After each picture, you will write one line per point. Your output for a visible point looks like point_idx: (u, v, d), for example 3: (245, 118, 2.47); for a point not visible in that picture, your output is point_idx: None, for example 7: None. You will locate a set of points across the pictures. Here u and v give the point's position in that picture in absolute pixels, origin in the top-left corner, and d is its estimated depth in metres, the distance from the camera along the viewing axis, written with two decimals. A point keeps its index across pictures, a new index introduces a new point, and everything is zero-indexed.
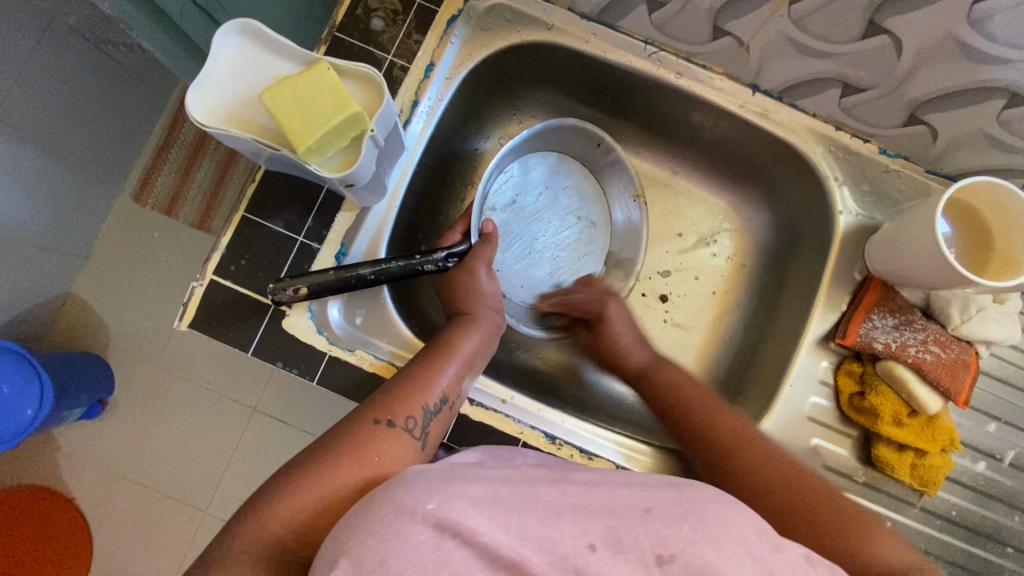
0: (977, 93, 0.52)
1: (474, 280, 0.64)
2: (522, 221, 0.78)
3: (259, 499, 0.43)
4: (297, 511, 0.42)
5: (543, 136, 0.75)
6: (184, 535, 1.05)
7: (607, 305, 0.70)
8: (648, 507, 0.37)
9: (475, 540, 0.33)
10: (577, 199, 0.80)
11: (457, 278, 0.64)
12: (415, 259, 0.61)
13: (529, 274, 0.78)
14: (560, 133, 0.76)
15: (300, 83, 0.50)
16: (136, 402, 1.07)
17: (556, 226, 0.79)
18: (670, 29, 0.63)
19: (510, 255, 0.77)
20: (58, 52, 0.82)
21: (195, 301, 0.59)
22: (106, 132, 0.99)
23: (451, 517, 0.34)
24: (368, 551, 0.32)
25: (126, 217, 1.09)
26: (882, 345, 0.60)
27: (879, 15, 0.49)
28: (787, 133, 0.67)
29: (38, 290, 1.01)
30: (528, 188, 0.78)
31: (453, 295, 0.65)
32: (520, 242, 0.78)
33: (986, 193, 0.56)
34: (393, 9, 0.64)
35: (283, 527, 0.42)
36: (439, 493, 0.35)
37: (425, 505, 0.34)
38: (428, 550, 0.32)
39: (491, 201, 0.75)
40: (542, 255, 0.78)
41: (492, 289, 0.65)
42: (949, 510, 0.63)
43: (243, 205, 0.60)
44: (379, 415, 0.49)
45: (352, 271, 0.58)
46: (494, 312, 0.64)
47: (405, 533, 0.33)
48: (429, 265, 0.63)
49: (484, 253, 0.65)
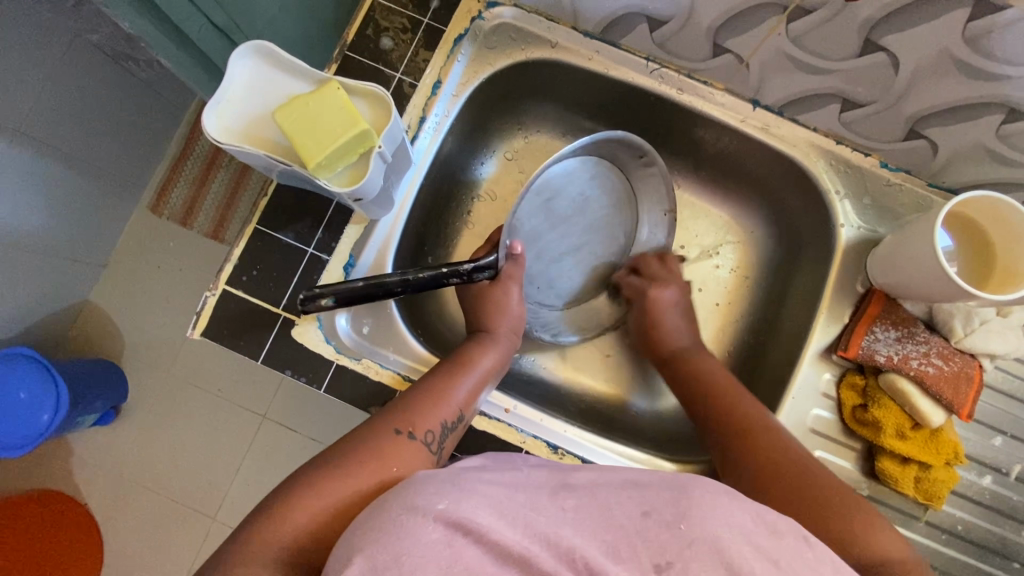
0: (976, 108, 0.53)
1: (507, 298, 0.65)
2: (553, 224, 0.74)
3: (274, 501, 0.44)
4: (313, 515, 0.43)
5: (590, 146, 0.70)
6: (193, 541, 1.06)
7: (663, 289, 0.72)
8: (646, 512, 0.37)
9: (486, 539, 0.34)
10: (607, 209, 0.76)
11: (491, 295, 0.65)
12: (442, 272, 0.60)
13: (548, 273, 0.76)
14: (607, 144, 0.71)
15: (311, 103, 0.52)
16: (148, 408, 1.09)
17: (583, 229, 0.76)
18: (671, 47, 0.64)
19: (535, 255, 0.74)
20: (81, 69, 0.86)
21: (207, 310, 0.61)
22: (125, 146, 1.03)
23: (462, 515, 0.35)
24: (382, 551, 0.33)
25: (143, 227, 1.12)
26: (884, 358, 0.61)
27: (876, 33, 0.50)
28: (790, 148, 0.68)
29: (56, 299, 1.04)
30: (563, 191, 0.73)
31: (482, 311, 0.66)
32: (545, 244, 0.74)
33: (986, 207, 0.56)
34: (401, 28, 0.67)
35: (300, 531, 0.42)
36: (450, 495, 0.36)
37: (435, 505, 0.35)
38: (439, 547, 0.33)
39: (525, 206, 0.70)
40: (565, 258, 0.76)
41: (518, 308, 0.66)
42: (954, 524, 0.63)
43: (256, 217, 0.62)
44: (400, 426, 0.50)
45: (378, 282, 0.57)
46: (514, 334, 0.66)
47: (425, 531, 0.34)
48: (453, 278, 0.61)
49: (514, 271, 0.66)
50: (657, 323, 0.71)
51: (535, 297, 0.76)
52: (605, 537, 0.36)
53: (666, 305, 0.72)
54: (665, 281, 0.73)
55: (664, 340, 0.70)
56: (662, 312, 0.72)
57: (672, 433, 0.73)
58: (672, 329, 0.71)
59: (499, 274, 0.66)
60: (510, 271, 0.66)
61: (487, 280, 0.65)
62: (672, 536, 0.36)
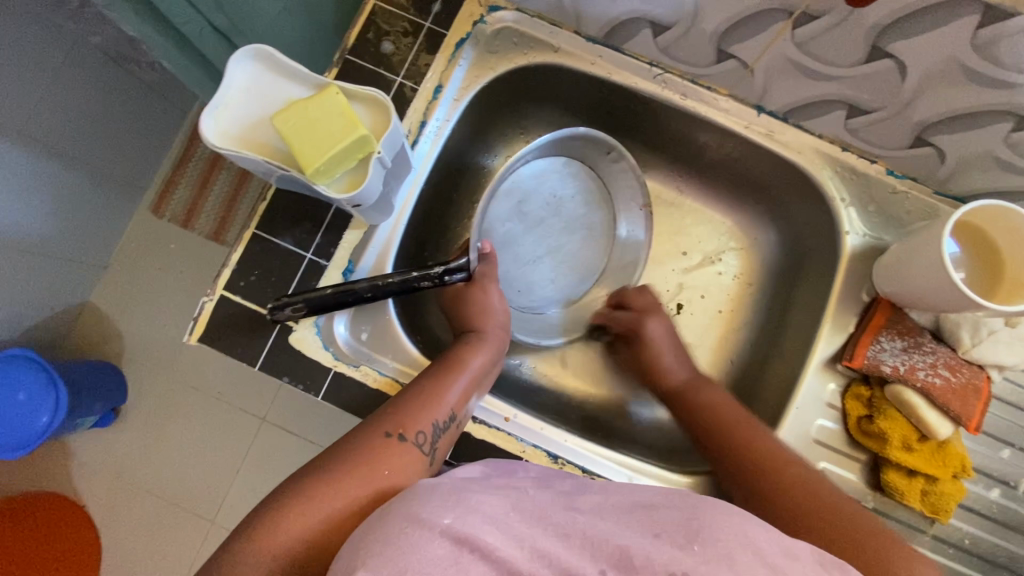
0: (984, 116, 0.52)
1: (487, 297, 0.65)
2: (527, 227, 0.78)
3: (265, 511, 0.43)
4: (305, 525, 0.42)
5: (550, 145, 0.75)
6: (190, 545, 1.05)
7: (654, 321, 0.71)
8: (659, 522, 0.37)
9: (492, 556, 0.33)
10: (581, 209, 0.79)
11: (473, 295, 0.65)
12: (411, 275, 0.60)
13: (529, 276, 0.78)
14: (571, 142, 0.76)
15: (309, 108, 0.51)
16: (148, 411, 1.09)
17: (560, 231, 0.79)
18: (675, 52, 0.64)
19: (513, 258, 0.77)
20: (81, 71, 0.86)
21: (205, 315, 0.60)
22: (126, 147, 1.02)
23: (469, 531, 0.34)
24: (386, 565, 0.32)
25: (143, 229, 1.11)
26: (890, 368, 0.60)
27: (883, 39, 0.49)
28: (794, 154, 0.67)
29: (56, 301, 1.04)
30: (533, 193, 0.78)
31: (467, 312, 0.65)
32: (521, 246, 0.77)
33: (993, 215, 0.55)
34: (403, 32, 0.66)
35: (293, 542, 0.42)
36: (455, 509, 0.36)
37: (442, 519, 0.34)
38: (445, 564, 0.32)
39: (496, 206, 0.75)
40: (544, 258, 0.78)
41: (500, 306, 0.66)
42: (961, 537, 0.62)
43: (254, 221, 0.62)
44: (391, 428, 0.50)
45: (347, 288, 0.59)
46: (503, 330, 0.65)
47: (423, 548, 0.33)
48: (425, 282, 0.61)
49: (490, 271, 0.67)
50: (653, 359, 0.69)
51: (519, 300, 0.77)
52: (616, 543, 0.36)
53: (657, 339, 0.70)
54: (654, 312, 0.72)
55: (666, 376, 0.68)
56: (655, 346, 0.70)
57: (673, 442, 0.72)
58: (671, 361, 0.69)
59: (474, 276, 0.66)
60: (487, 270, 0.66)
61: (462, 282, 0.65)
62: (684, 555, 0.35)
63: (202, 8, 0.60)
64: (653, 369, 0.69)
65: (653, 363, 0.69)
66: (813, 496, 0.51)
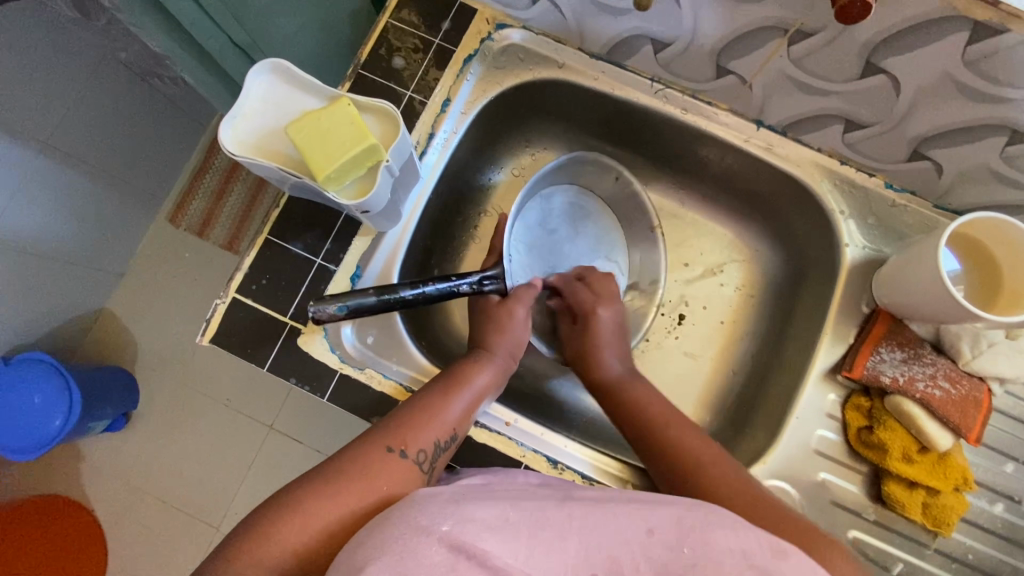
0: (980, 130, 0.53)
1: (508, 318, 0.66)
2: (548, 255, 0.76)
3: (259, 520, 0.44)
4: (297, 535, 0.43)
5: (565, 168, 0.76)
6: (194, 550, 1.06)
7: (604, 311, 0.70)
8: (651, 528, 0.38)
9: (488, 563, 0.34)
10: (593, 234, 0.79)
11: (496, 313, 0.66)
12: (452, 280, 0.63)
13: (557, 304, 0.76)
14: (578, 165, 0.77)
15: (321, 118, 0.53)
16: (158, 416, 1.11)
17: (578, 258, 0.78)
18: (676, 68, 0.66)
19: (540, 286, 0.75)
20: (106, 85, 0.90)
21: (218, 317, 0.62)
22: (147, 158, 1.06)
23: (464, 538, 0.35)
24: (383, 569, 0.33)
25: (161, 238, 1.15)
26: (889, 379, 0.60)
27: (876, 56, 0.51)
28: (792, 167, 0.68)
29: (74, 307, 1.07)
30: (552, 219, 0.77)
31: (485, 330, 0.66)
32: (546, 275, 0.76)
33: (990, 228, 0.56)
34: (414, 49, 0.69)
35: (283, 553, 0.43)
36: (454, 516, 0.37)
37: (441, 526, 0.36)
38: (441, 569, 0.33)
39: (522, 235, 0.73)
40: None
41: (522, 325, 0.66)
42: (965, 552, 0.61)
43: (267, 227, 0.64)
44: (392, 443, 0.50)
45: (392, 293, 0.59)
46: (512, 354, 0.65)
47: (421, 553, 0.34)
48: (463, 287, 0.64)
49: (525, 293, 0.67)
50: (594, 349, 0.68)
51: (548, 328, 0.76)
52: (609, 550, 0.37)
53: (606, 331, 0.69)
54: (608, 302, 0.71)
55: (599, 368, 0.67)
56: (602, 336, 0.69)
57: None
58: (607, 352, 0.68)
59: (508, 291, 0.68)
60: (518, 292, 0.67)
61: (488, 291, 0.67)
62: (673, 562, 0.36)
63: (224, 25, 0.63)
64: (588, 358, 0.68)
65: (590, 349, 0.68)
66: (723, 494, 0.51)
